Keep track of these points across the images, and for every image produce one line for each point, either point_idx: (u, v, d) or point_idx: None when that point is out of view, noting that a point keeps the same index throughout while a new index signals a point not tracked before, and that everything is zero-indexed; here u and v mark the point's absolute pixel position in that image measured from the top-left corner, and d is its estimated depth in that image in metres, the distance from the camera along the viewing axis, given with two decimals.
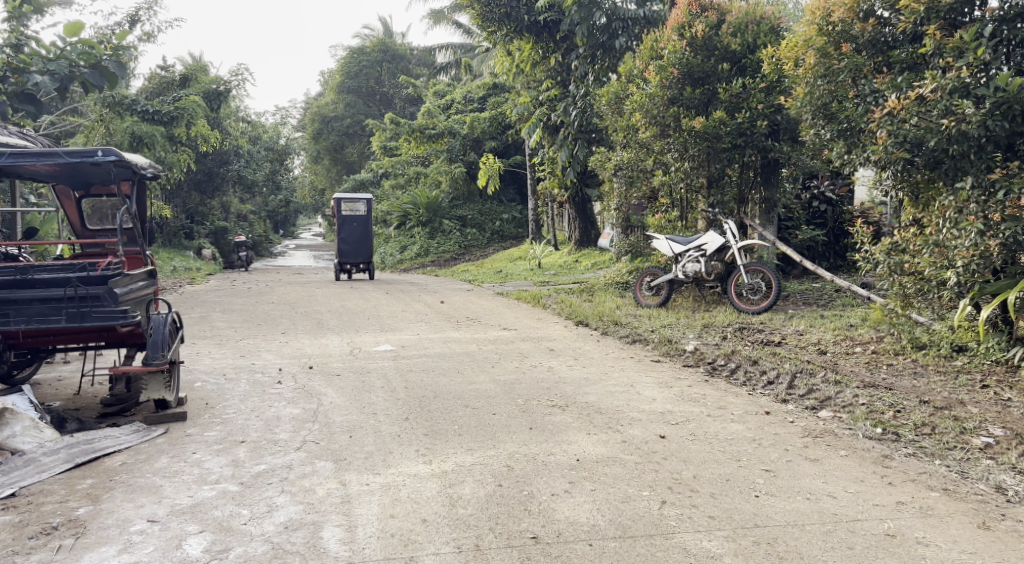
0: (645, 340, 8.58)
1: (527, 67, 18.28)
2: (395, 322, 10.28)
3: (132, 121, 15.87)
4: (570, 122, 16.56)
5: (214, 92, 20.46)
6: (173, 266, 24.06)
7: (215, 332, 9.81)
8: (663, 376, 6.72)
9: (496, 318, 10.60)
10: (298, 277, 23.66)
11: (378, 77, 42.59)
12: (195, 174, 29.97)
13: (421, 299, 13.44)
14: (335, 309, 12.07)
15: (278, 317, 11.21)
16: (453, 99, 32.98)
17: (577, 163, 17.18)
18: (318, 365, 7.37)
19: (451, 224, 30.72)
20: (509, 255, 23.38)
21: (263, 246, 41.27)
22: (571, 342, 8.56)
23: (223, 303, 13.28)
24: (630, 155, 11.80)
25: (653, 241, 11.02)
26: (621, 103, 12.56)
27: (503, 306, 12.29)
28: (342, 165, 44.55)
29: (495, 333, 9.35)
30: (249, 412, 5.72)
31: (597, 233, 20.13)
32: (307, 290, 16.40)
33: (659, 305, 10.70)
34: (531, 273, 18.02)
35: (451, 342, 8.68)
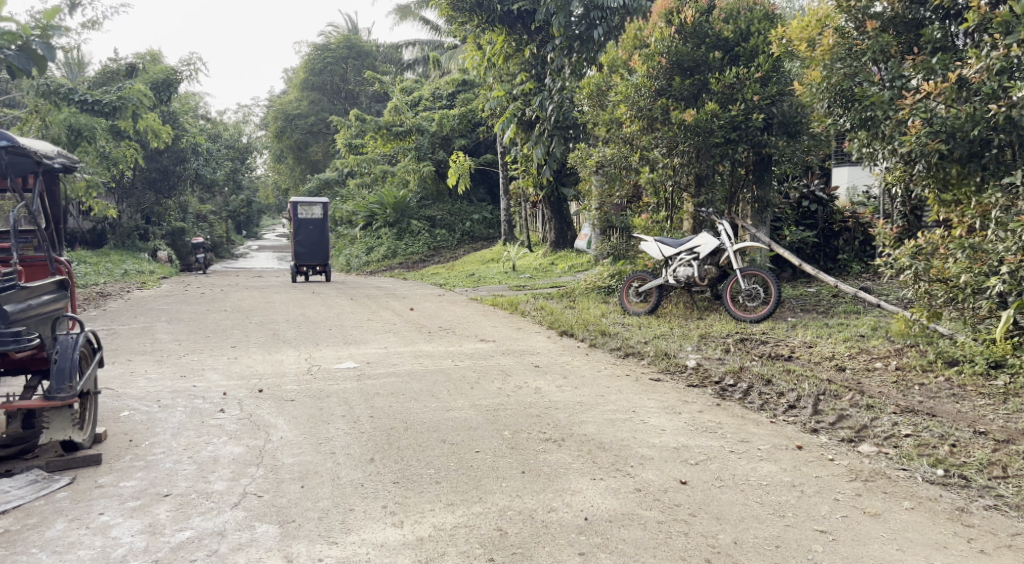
0: (638, 354, 7.74)
1: (499, 60, 17.41)
2: (360, 334, 9.36)
3: (70, 112, 14.76)
4: (547, 117, 15.60)
5: (163, 82, 19.40)
6: (125, 269, 22.90)
7: (157, 346, 8.83)
8: (667, 400, 5.87)
9: (471, 327, 9.72)
10: (258, 281, 22.65)
11: (344, 75, 41.43)
12: (150, 173, 28.75)
13: (389, 306, 12.52)
14: (294, 318, 11.12)
15: (229, 328, 10.24)
16: (421, 96, 32.03)
17: (552, 160, 16.33)
18: (269, 390, 6.41)
19: (419, 225, 29.74)
20: (481, 257, 22.50)
21: (224, 247, 40.01)
22: (556, 357, 7.70)
23: (173, 311, 12.27)
24: (614, 152, 10.86)
25: (641, 244, 10.13)
26: (602, 96, 11.74)
27: (477, 313, 11.43)
28: (307, 165, 43.37)
29: (471, 345, 8.46)
30: (180, 452, 4.78)
31: (573, 234, 19.30)
32: (265, 296, 15.43)
33: (647, 312, 9.87)
34: (505, 277, 17.12)
35: (423, 359, 7.78)
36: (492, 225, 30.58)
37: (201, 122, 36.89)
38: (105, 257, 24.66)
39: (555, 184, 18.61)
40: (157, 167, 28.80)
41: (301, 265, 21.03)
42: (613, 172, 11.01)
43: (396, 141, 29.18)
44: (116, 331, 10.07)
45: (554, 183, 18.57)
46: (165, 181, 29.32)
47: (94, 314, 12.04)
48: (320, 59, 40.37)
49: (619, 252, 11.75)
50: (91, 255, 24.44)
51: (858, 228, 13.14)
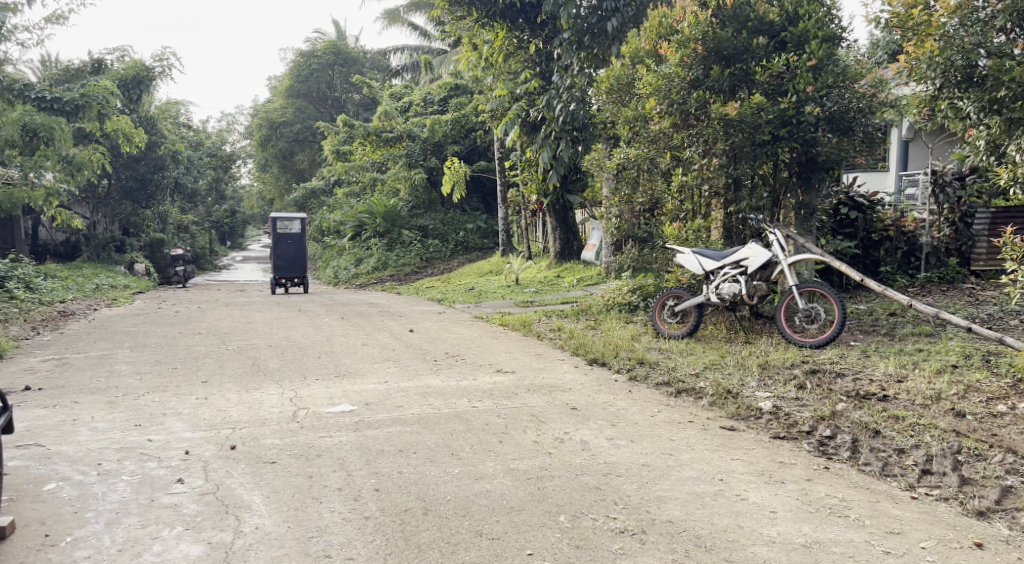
0: (692, 391, 6.41)
1: (496, 61, 16.08)
2: (355, 365, 8.03)
3: (24, 110, 13.46)
4: (555, 117, 14.35)
5: (133, 79, 18.02)
6: (97, 284, 21.55)
7: (113, 383, 7.48)
8: (756, 461, 4.57)
9: (484, 355, 8.41)
10: (241, 296, 21.30)
11: (330, 81, 40.13)
12: (125, 181, 27.33)
13: (384, 327, 11.18)
14: (277, 343, 9.78)
15: (201, 357, 8.89)
16: (412, 101, 30.83)
17: (560, 165, 15.25)
18: (244, 447, 5.10)
19: (411, 235, 28.38)
20: (479, 270, 21.23)
21: (205, 258, 38.54)
22: (592, 396, 6.38)
23: (139, 335, 10.90)
24: (639, 152, 9.85)
25: (678, 255, 8.86)
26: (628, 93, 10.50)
27: (485, 335, 10.12)
28: (292, 173, 42.08)
29: (487, 381, 7.13)
30: (116, 555, 3.49)
31: (579, 245, 18.00)
32: (246, 315, 14.08)
33: (686, 335, 8.56)
34: (508, 292, 15.85)
35: (432, 399, 6.44)
36: (487, 234, 29.31)
37: (183, 129, 35.48)
38: (76, 271, 23.23)
39: (558, 191, 17.26)
40: (134, 175, 27.36)
41: (280, 278, 20.46)
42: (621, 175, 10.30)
43: (386, 147, 28.94)
44: (68, 363, 8.70)
45: (558, 191, 17.17)
46: (142, 191, 27.91)
47: (48, 339, 10.66)
48: (305, 66, 39.11)
49: (641, 263, 10.25)
50: (61, 268, 23.01)
51: (900, 237, 11.94)
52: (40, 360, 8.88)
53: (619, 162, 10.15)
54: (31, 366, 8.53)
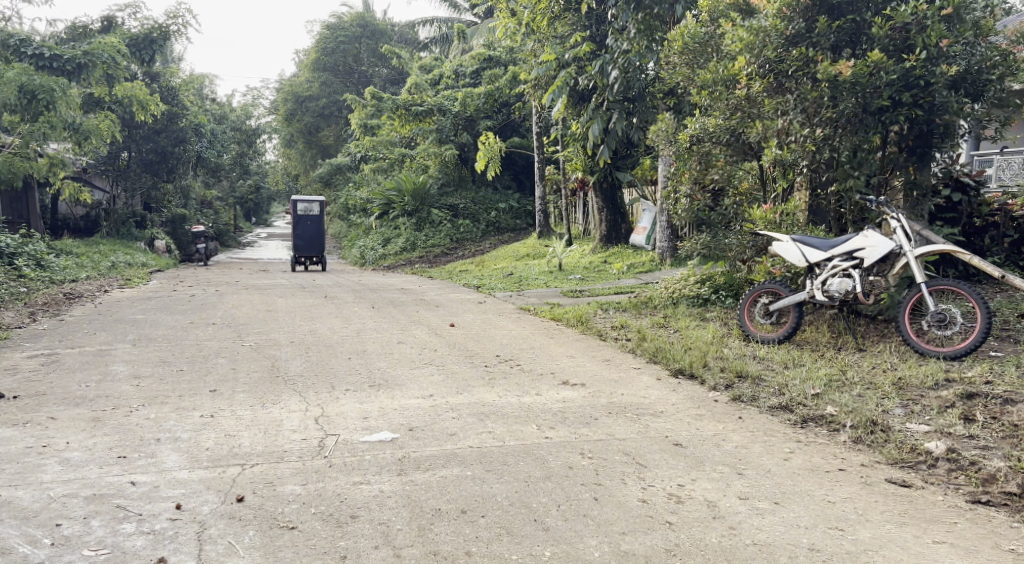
0: (823, 420, 5.02)
1: (538, 25, 14.83)
2: (393, 374, 6.79)
3: (22, 70, 12.51)
4: (608, 85, 13.35)
5: (144, 38, 16.85)
6: (113, 262, 20.59)
7: (105, 391, 6.32)
8: (975, 550, 3.24)
9: (541, 361, 7.12)
10: (264, 276, 20.28)
11: (357, 55, 38.89)
12: (146, 154, 25.91)
13: (421, 321, 9.95)
14: (300, 340, 8.56)
15: (212, 356, 7.71)
16: (442, 73, 29.52)
17: (612, 138, 14.08)
18: (255, 502, 3.84)
19: (441, 214, 27.16)
20: (516, 253, 19.98)
21: (230, 235, 37.65)
22: (693, 423, 5.04)
23: (147, 325, 9.79)
24: (716, 122, 8.51)
25: (774, 244, 7.51)
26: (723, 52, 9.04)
27: (536, 332, 8.86)
28: (317, 149, 40.88)
29: (554, 397, 5.83)
30: None
31: (627, 227, 16.59)
32: (267, 300, 12.96)
33: (783, 339, 7.21)
34: (550, 279, 14.58)
35: (490, 424, 5.15)
36: (518, 215, 28.10)
37: (207, 101, 34.42)
38: (93, 247, 22.34)
39: (605, 168, 15.93)
40: (154, 148, 25.79)
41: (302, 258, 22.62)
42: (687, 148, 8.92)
43: (415, 122, 27.09)
44: (60, 363, 7.58)
45: (605, 167, 15.83)
46: (162, 164, 26.35)
47: (45, 329, 9.59)
48: (332, 39, 37.99)
49: (712, 250, 8.91)
50: (78, 244, 22.12)
51: (1008, 224, 10.20)
52: (28, 357, 7.78)
53: (693, 133, 8.74)
54: (16, 365, 7.43)
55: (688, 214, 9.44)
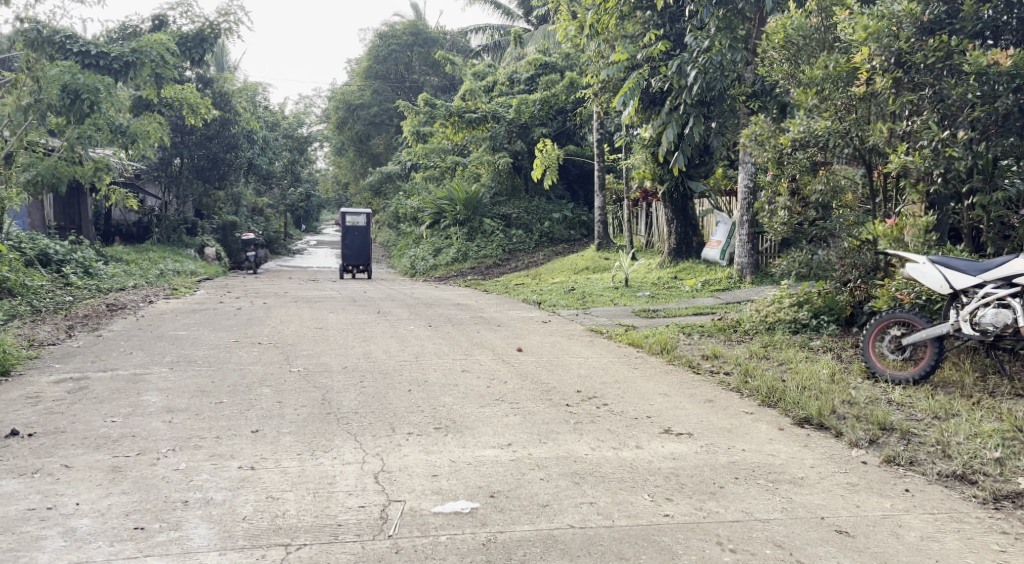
0: (1020, 498, 3.93)
1: (602, 26, 13.74)
2: (461, 413, 5.83)
3: (67, 69, 11.95)
4: (685, 87, 12.37)
5: (195, 38, 16.30)
6: (162, 270, 20.16)
7: (132, 430, 5.50)
8: None
9: (631, 400, 6.09)
10: (314, 287, 19.61)
11: (408, 63, 38.43)
12: (199, 160, 25.51)
13: (484, 344, 8.99)
14: (352, 367, 7.68)
15: (255, 386, 6.85)
16: (496, 80, 28.74)
17: (688, 144, 12.99)
18: None
19: (493, 224, 26.30)
20: (573, 266, 18.97)
21: (280, 243, 37.39)
22: (849, 495, 3.97)
23: (187, 344, 9.02)
24: (827, 123, 7.53)
25: (908, 267, 6.36)
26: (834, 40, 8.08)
27: (615, 360, 7.87)
28: (368, 158, 40.46)
29: (660, 453, 4.80)
30: None
31: (699, 242, 15.39)
32: (316, 316, 12.15)
33: (921, 379, 6.02)
34: (617, 296, 13.51)
35: (589, 489, 4.13)
36: (573, 225, 27.23)
37: (260, 109, 34.13)
38: (144, 254, 21.96)
39: (676, 177, 14.67)
40: (206, 154, 25.44)
41: (347, 266, 22.43)
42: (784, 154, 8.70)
43: (469, 129, 27.26)
44: (87, 390, 6.77)
45: (677, 176, 14.53)
46: (213, 171, 25.95)
47: (80, 347, 8.87)
48: (384, 47, 37.55)
49: (812, 270, 8.62)
50: (128, 250, 21.76)
51: None
52: (56, 383, 7.02)
53: (793, 137, 8.46)
54: (39, 394, 6.65)
55: (785, 228, 8.82)
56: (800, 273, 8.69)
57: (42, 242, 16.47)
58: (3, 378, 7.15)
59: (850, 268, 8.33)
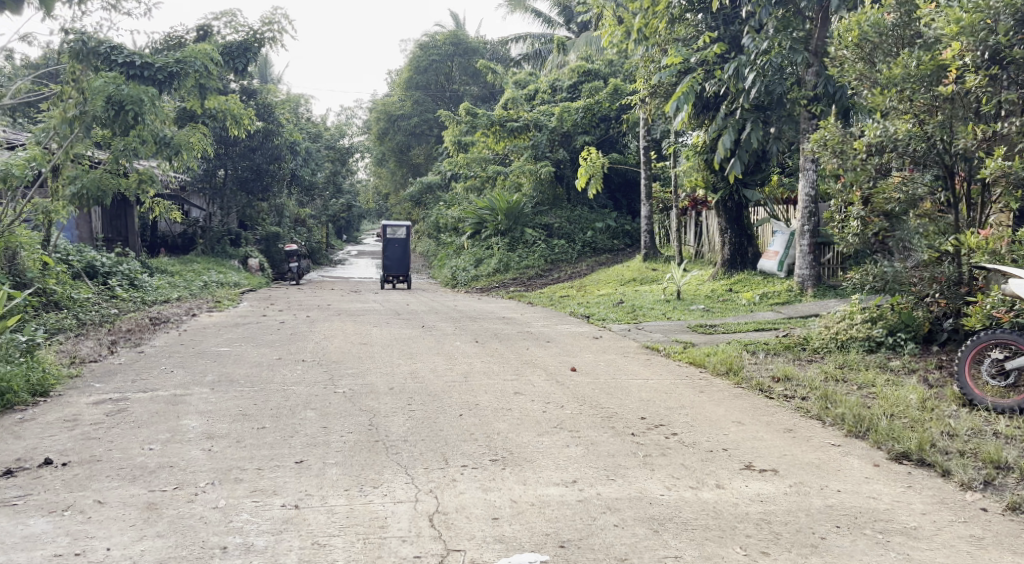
0: None
1: (651, 29, 13.23)
2: (518, 443, 5.40)
3: (111, 80, 11.82)
4: (742, 91, 11.88)
5: (239, 48, 16.18)
6: (205, 281, 20.07)
7: (171, 459, 5.18)
8: None
9: (703, 429, 5.61)
10: (356, 299, 19.36)
11: (449, 74, 38.27)
12: (242, 172, 25.52)
13: (535, 362, 8.55)
14: (399, 388, 7.30)
15: (298, 408, 6.50)
16: (538, 89, 28.35)
17: (745, 150, 12.50)
18: None
19: (535, 234, 25.87)
20: (619, 277, 18.45)
21: (321, 254, 37.39)
22: (976, 552, 3.47)
23: (230, 362, 8.72)
24: (911, 124, 7.30)
25: (1012, 283, 5.79)
26: (910, 41, 7.86)
27: (676, 381, 7.37)
28: (408, 168, 40.37)
29: (744, 493, 4.32)
30: None
31: (754, 252, 14.74)
32: (359, 330, 11.82)
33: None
34: (670, 309, 12.96)
35: (672, 540, 3.68)
36: (616, 235, 26.67)
37: (303, 120, 34.14)
38: (188, 265, 21.95)
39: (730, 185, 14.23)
40: (250, 165, 25.45)
41: (388, 277, 22.24)
42: (856, 161, 8.10)
43: (510, 138, 27.18)
44: (126, 413, 6.47)
45: (732, 184, 14.13)
46: (257, 182, 25.93)
47: (121, 364, 8.63)
48: (424, 57, 37.38)
49: (887, 284, 8.03)
50: (173, 262, 21.77)
51: None
52: (94, 404, 6.74)
53: (869, 142, 7.87)
54: (77, 416, 6.36)
55: (858, 239, 8.29)
56: (874, 285, 8.04)
57: (88, 255, 16.44)
58: (43, 398, 6.89)
59: (930, 282, 7.79)
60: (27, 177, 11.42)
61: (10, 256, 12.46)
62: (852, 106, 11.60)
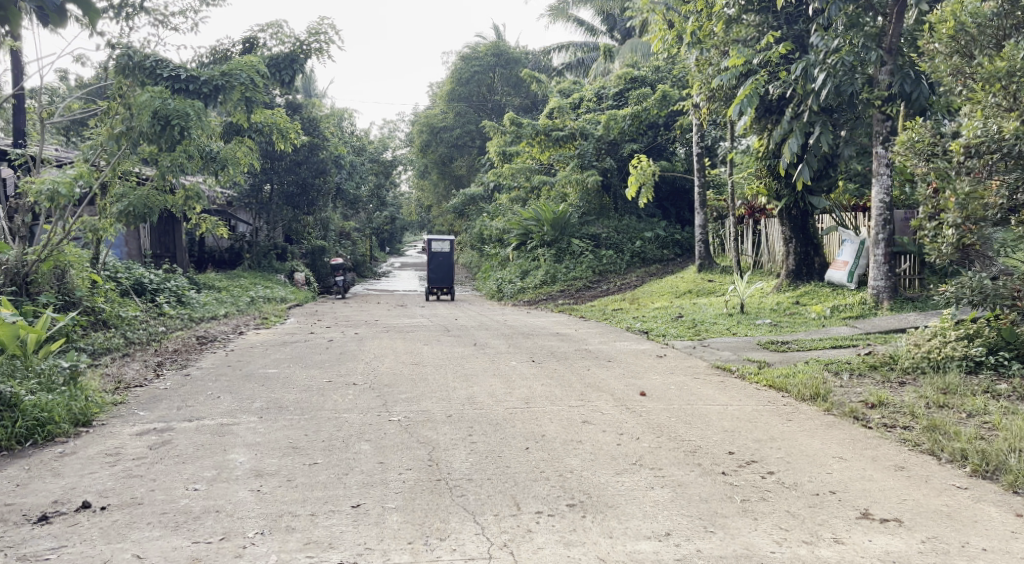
0: None
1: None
2: (595, 483, 4.87)
3: (159, 94, 11.63)
4: (811, 91, 11.28)
5: (284, 60, 15.97)
6: (253, 297, 19.88)
7: (219, 503, 4.76)
8: None
9: (803, 468, 5.02)
10: (403, 313, 18.98)
11: (491, 85, 37.96)
12: (288, 186, 25.41)
13: (599, 385, 7.98)
14: (458, 415, 6.81)
15: (353, 440, 6.05)
16: (583, 97, 27.80)
17: (814, 155, 11.82)
18: None
19: (582, 245, 25.29)
20: (674, 289, 17.77)
21: (366, 266, 37.26)
22: None
23: (278, 386, 8.30)
24: (1015, 123, 6.79)
25: None
26: (1012, 31, 7.34)
27: (758, 408, 6.76)
28: (451, 180, 40.15)
29: (869, 552, 3.76)
30: None
31: (822, 262, 14.01)
32: (410, 349, 11.37)
33: None
34: (735, 324, 12.28)
35: None
36: (666, 244, 25.87)
37: (346, 134, 34.02)
38: (235, 280, 21.85)
39: (795, 192, 13.64)
40: (295, 180, 25.34)
41: (433, 291, 21.90)
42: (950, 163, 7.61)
43: (556, 147, 26.83)
44: (170, 445, 6.07)
45: (798, 191, 13.52)
46: (303, 196, 25.80)
47: (166, 389, 8.27)
48: (466, 69, 37.12)
49: (987, 298, 7.41)
50: (220, 277, 21.66)
51: None
52: (137, 435, 6.35)
53: (967, 142, 7.16)
54: (119, 450, 5.98)
55: (952, 250, 7.58)
56: (972, 299, 7.42)
57: (136, 272, 16.31)
58: (86, 429, 6.54)
59: None
60: (74, 196, 11.22)
61: (60, 275, 12.24)
62: (929, 107, 10.96)
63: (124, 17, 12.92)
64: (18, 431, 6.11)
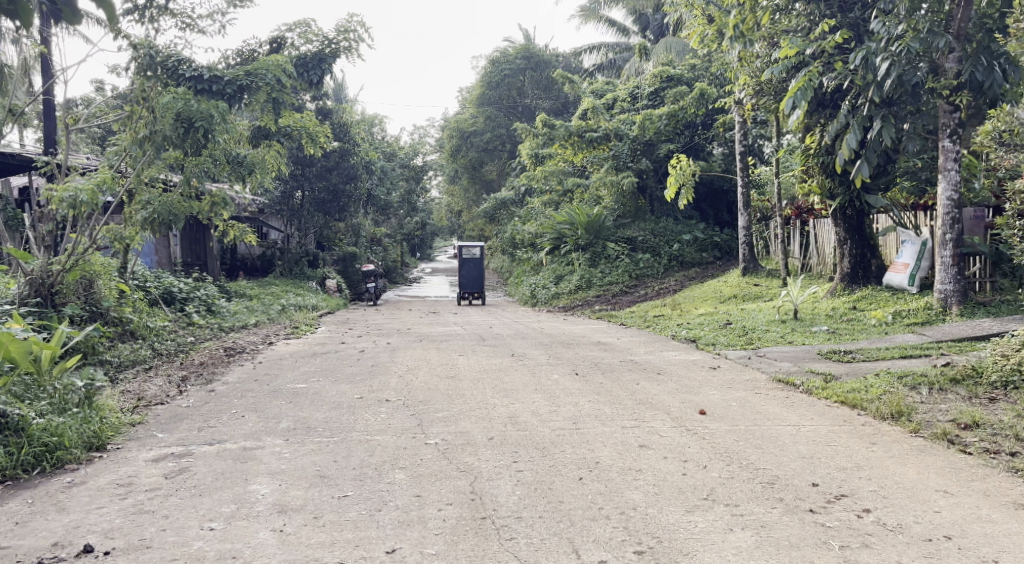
0: None
1: (750, 26, 11.90)
2: (663, 525, 4.25)
3: (183, 96, 11.23)
4: (871, 81, 10.53)
5: (311, 60, 15.52)
6: (284, 305, 19.47)
7: (238, 547, 4.21)
8: None
9: (905, 506, 4.35)
10: (435, 321, 18.42)
11: (521, 87, 37.38)
12: (319, 193, 25.03)
13: (652, 402, 7.32)
14: (501, 437, 6.20)
15: (385, 468, 5.46)
16: (616, 97, 27.08)
17: (873, 151, 11.04)
18: None
19: (618, 248, 24.59)
20: (718, 295, 17.01)
21: (397, 272, 36.86)
22: None
23: (307, 403, 7.74)
24: None
25: None
26: None
27: (835, 429, 6.08)
28: (481, 184, 39.64)
29: None
30: None
31: (879, 264, 13.22)
32: (445, 360, 10.78)
33: None
34: (789, 331, 11.53)
35: None
36: (704, 247, 25.03)
37: (377, 139, 33.63)
38: (266, 288, 21.51)
39: (851, 190, 12.74)
40: (326, 186, 24.95)
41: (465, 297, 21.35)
42: None
43: (590, 149, 26.20)
44: (188, 474, 5.52)
45: (853, 189, 12.75)
46: (334, 202, 25.41)
47: (189, 407, 7.74)
48: (496, 71, 36.58)
49: None
50: (251, 285, 21.33)
51: None
52: (153, 462, 5.82)
53: None
54: (132, 479, 5.44)
55: None
56: None
57: (165, 281, 15.94)
58: (99, 453, 6.03)
59: None
60: (97, 203, 10.80)
61: (86, 284, 11.62)
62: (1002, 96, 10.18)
63: (148, 19, 12.53)
64: (25, 458, 5.63)
